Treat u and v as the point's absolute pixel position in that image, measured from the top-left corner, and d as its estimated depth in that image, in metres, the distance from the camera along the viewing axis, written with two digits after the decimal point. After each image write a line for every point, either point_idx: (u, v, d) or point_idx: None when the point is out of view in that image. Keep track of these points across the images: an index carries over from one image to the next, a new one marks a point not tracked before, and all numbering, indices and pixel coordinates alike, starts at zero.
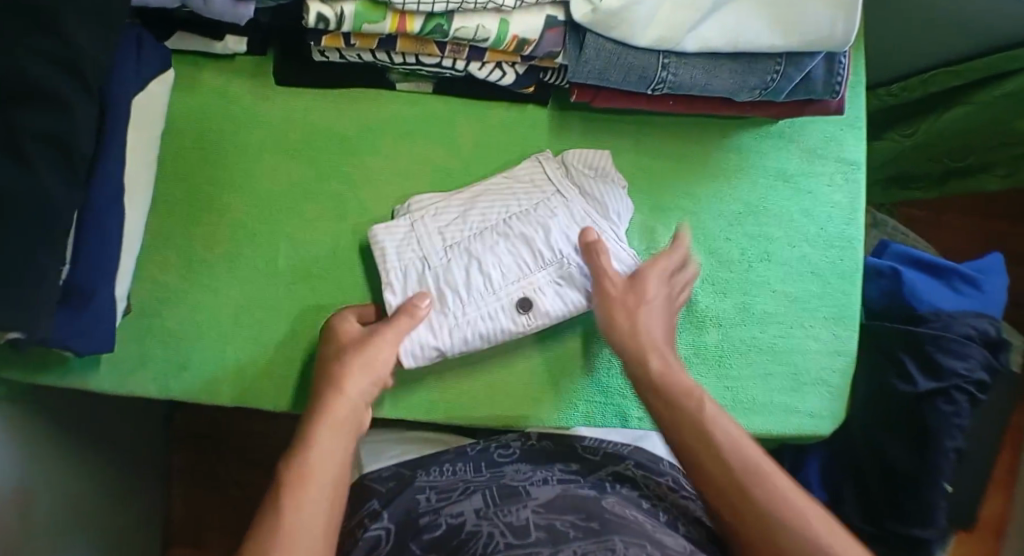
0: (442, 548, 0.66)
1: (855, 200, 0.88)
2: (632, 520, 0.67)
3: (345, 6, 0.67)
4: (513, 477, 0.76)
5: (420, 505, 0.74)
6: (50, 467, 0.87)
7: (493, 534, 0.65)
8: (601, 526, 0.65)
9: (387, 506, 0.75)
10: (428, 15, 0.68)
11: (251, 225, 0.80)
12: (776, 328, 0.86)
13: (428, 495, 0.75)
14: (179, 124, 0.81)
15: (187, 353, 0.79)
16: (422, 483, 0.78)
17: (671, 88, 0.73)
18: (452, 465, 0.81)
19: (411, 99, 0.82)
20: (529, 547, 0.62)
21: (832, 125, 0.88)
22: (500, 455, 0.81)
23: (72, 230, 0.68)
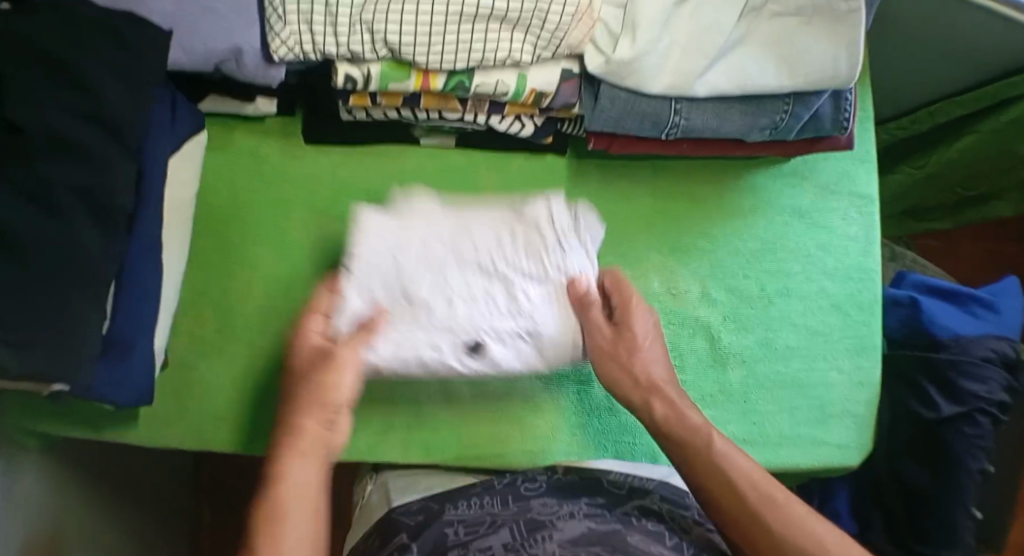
0: None
1: (870, 233, 0.90)
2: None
3: (372, 66, 0.71)
4: (540, 511, 0.76)
5: (447, 539, 0.74)
6: (85, 520, 0.89)
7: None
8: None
9: (416, 540, 0.75)
10: (450, 72, 0.71)
11: (282, 277, 0.83)
12: (800, 362, 0.87)
13: (456, 529, 0.75)
14: (212, 183, 0.84)
15: (221, 403, 0.81)
16: (450, 517, 0.77)
17: (684, 132, 0.76)
18: (479, 498, 0.80)
19: (434, 153, 0.85)
20: None
21: (844, 161, 0.90)
22: (526, 489, 0.80)
23: (113, 287, 0.71)
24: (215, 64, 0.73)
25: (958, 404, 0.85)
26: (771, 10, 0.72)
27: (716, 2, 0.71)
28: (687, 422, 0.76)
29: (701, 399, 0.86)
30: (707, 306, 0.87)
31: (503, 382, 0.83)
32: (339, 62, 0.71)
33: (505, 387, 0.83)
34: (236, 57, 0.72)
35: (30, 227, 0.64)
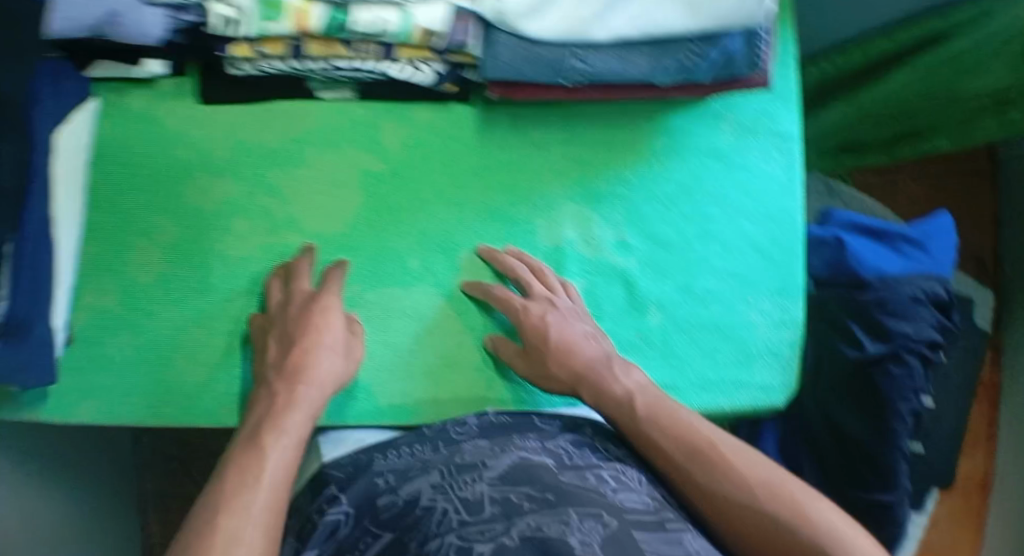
0: (396, 526, 0.65)
1: (793, 173, 0.88)
2: (589, 489, 0.66)
3: (243, 2, 0.67)
4: (471, 451, 0.72)
5: (378, 488, 0.71)
6: (14, 499, 0.89)
7: (446, 511, 0.64)
8: (556, 498, 0.64)
9: (346, 490, 0.71)
10: (328, 5, 0.67)
11: (181, 246, 0.81)
12: (719, 305, 0.86)
13: (387, 477, 0.72)
14: (106, 150, 0.81)
15: (132, 378, 0.81)
16: (379, 467, 0.74)
17: (586, 78, 0.72)
18: (410, 446, 0.76)
19: (335, 107, 0.81)
20: (482, 524, 0.62)
21: (763, 99, 0.87)
22: (457, 433, 0.76)
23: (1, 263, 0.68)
24: (90, 27, 0.69)
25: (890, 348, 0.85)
26: None
27: None
28: (718, 443, 0.69)
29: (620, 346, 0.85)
30: (624, 254, 0.84)
31: (416, 339, 0.82)
32: (211, 2, 0.67)
33: (417, 344, 0.82)
34: (111, 16, 0.68)
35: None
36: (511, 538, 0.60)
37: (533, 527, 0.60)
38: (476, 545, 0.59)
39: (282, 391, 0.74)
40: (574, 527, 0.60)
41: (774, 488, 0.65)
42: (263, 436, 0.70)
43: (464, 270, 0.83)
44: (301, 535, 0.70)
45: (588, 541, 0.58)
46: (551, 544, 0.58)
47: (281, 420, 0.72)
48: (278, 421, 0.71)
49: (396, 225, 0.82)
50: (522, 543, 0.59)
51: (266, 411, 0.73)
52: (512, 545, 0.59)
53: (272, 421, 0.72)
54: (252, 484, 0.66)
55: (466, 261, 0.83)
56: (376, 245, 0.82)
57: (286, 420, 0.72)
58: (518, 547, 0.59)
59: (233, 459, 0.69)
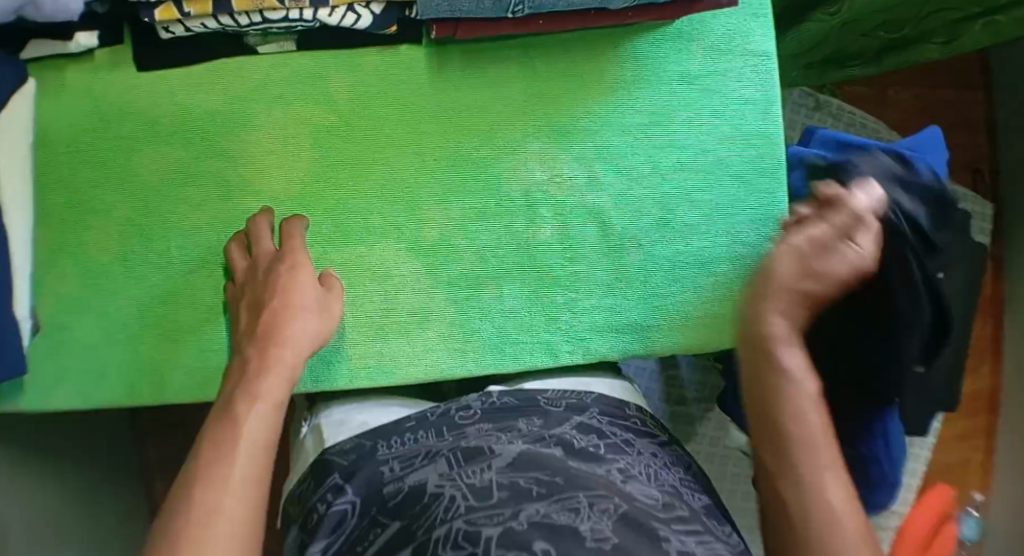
0: (404, 516, 0.63)
1: (768, 93, 0.84)
2: (598, 474, 0.64)
3: None
4: (476, 436, 0.72)
5: (383, 477, 0.70)
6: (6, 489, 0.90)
7: (453, 498, 0.61)
8: (564, 483, 0.62)
9: (351, 481, 0.72)
10: None
11: (136, 222, 0.79)
12: (699, 237, 0.82)
13: (392, 465, 0.71)
14: (48, 129, 0.78)
15: (102, 361, 0.79)
16: (383, 456, 0.73)
17: (532, 7, 0.68)
18: (413, 434, 0.76)
19: (277, 61, 0.78)
20: (490, 508, 0.59)
21: (733, 18, 0.84)
22: (461, 417, 0.76)
23: None
24: (13, 10, 0.66)
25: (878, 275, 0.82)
26: None
27: None
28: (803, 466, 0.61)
29: (599, 288, 0.81)
30: (596, 191, 0.81)
31: (385, 296, 0.79)
32: None
33: (387, 302, 0.79)
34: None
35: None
36: (520, 522, 0.57)
37: (542, 513, 0.58)
38: (484, 529, 0.56)
39: (257, 367, 0.67)
40: (585, 512, 0.58)
41: (827, 517, 0.58)
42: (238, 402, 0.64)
43: (430, 222, 0.79)
44: (307, 525, 0.72)
45: (601, 527, 0.56)
46: (563, 529, 0.56)
47: (257, 383, 0.66)
48: (256, 390, 0.65)
49: (353, 180, 0.79)
50: (532, 527, 0.56)
51: (246, 383, 0.66)
52: (521, 528, 0.56)
53: (248, 388, 0.65)
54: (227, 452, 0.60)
55: (431, 211, 0.79)
56: (334, 203, 0.79)
57: (260, 383, 0.66)
58: (528, 530, 0.56)
59: (213, 432, 0.62)
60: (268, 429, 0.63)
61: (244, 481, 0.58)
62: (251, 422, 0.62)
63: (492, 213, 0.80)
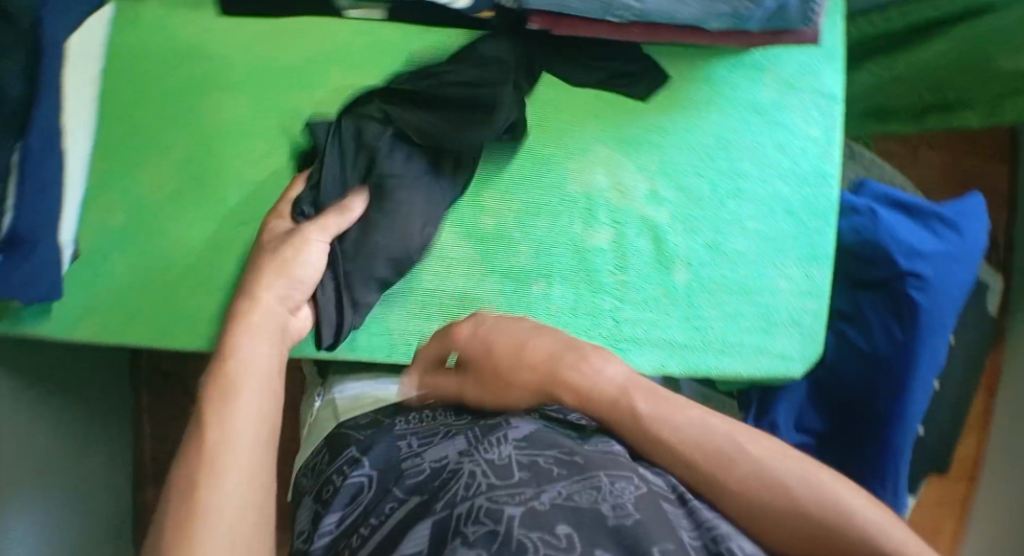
0: (424, 489, 0.59)
1: (831, 133, 0.84)
2: (619, 451, 0.59)
3: None
4: (493, 414, 0.66)
5: (400, 452, 0.66)
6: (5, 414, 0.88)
7: (473, 476, 0.56)
8: (585, 460, 0.56)
9: (368, 453, 0.68)
10: None
11: (193, 164, 0.77)
12: (745, 266, 0.84)
13: (410, 440, 0.67)
14: (117, 57, 0.77)
15: (136, 299, 0.78)
16: (399, 431, 0.70)
17: (638, 15, 0.69)
18: (428, 409, 0.74)
19: (362, 27, 0.77)
20: (512, 488, 0.54)
21: (808, 56, 0.83)
22: None
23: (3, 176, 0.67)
24: None
25: (917, 332, 0.86)
26: None
27: None
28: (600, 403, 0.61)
29: (642, 301, 0.82)
30: (654, 205, 0.81)
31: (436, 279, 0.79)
32: None
33: (436, 284, 0.80)
34: None
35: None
36: (543, 502, 0.52)
37: (565, 494, 0.53)
38: (506, 509, 0.51)
39: (230, 333, 0.66)
40: (607, 491, 0.53)
41: (836, 494, 0.53)
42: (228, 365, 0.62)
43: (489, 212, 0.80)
44: (320, 497, 0.67)
45: (622, 503, 0.52)
46: (587, 513, 0.51)
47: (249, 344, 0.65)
48: (232, 352, 0.64)
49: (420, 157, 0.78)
50: (555, 509, 0.52)
51: (228, 350, 0.64)
52: (543, 509, 0.51)
53: (224, 351, 0.64)
54: (225, 424, 0.57)
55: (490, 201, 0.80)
56: None
57: (236, 342, 0.65)
58: (551, 512, 0.51)
59: (206, 397, 0.60)
60: (259, 389, 0.61)
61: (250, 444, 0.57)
62: (244, 386, 0.61)
63: (549, 211, 0.80)
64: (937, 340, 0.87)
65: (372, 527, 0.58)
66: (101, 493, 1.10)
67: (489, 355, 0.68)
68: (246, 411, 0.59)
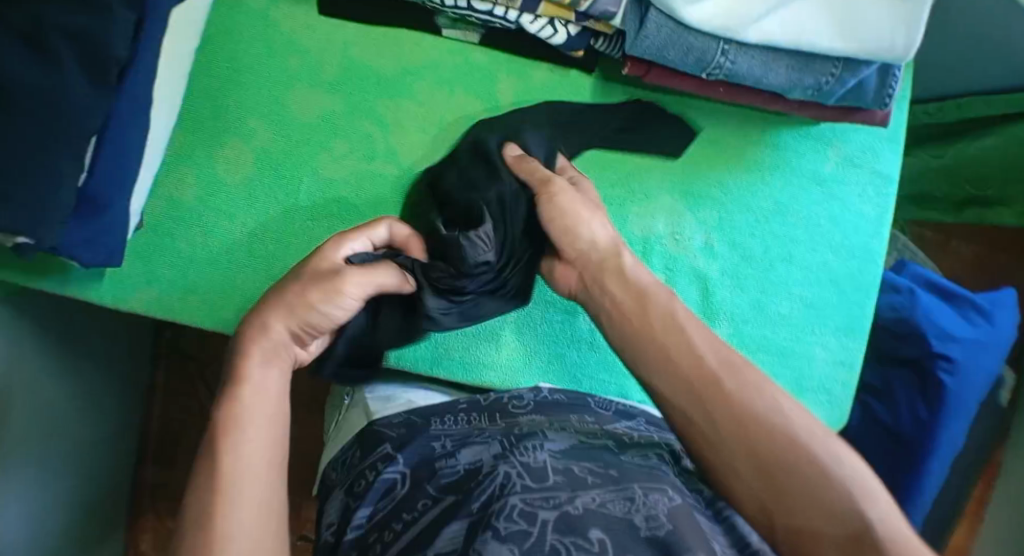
0: (459, 490, 0.60)
1: (883, 215, 0.86)
2: (649, 467, 0.60)
3: None
4: (527, 425, 0.68)
5: (434, 453, 0.67)
6: (31, 371, 0.89)
7: (510, 475, 0.58)
8: (620, 475, 0.59)
9: (403, 449, 0.68)
10: None
11: (272, 154, 0.79)
12: (786, 330, 0.84)
13: (444, 442, 0.68)
14: (215, 40, 0.79)
15: (194, 276, 0.79)
16: (436, 432, 0.70)
17: (727, 76, 0.72)
18: (464, 415, 0.73)
19: (454, 47, 0.80)
20: (548, 491, 0.56)
21: (873, 136, 0.86)
22: (514, 408, 0.73)
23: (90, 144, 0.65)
24: None
25: (941, 414, 0.88)
26: None
27: None
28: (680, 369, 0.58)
29: None
30: (707, 258, 0.83)
31: None
32: None
33: None
34: None
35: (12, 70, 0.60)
36: (578, 507, 0.55)
37: (598, 503, 0.55)
38: (540, 514, 0.54)
39: (234, 360, 0.61)
40: (640, 502, 0.55)
41: (869, 482, 0.51)
42: (235, 394, 0.58)
43: None
44: (352, 490, 0.67)
45: (655, 513, 0.54)
46: (620, 523, 0.54)
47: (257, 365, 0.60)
48: (242, 381, 0.59)
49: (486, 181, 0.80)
50: (588, 514, 0.54)
51: (235, 377, 0.59)
52: (577, 514, 0.54)
53: (230, 377, 0.59)
54: (232, 468, 0.54)
55: None
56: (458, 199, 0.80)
57: (246, 370, 0.60)
58: (584, 518, 0.54)
59: (211, 430, 0.56)
60: (263, 425, 0.58)
61: (258, 483, 0.55)
62: (248, 418, 0.57)
63: None
64: (958, 423, 0.88)
65: (406, 523, 0.60)
66: (103, 461, 1.09)
67: (561, 222, 0.69)
68: (255, 455, 0.56)
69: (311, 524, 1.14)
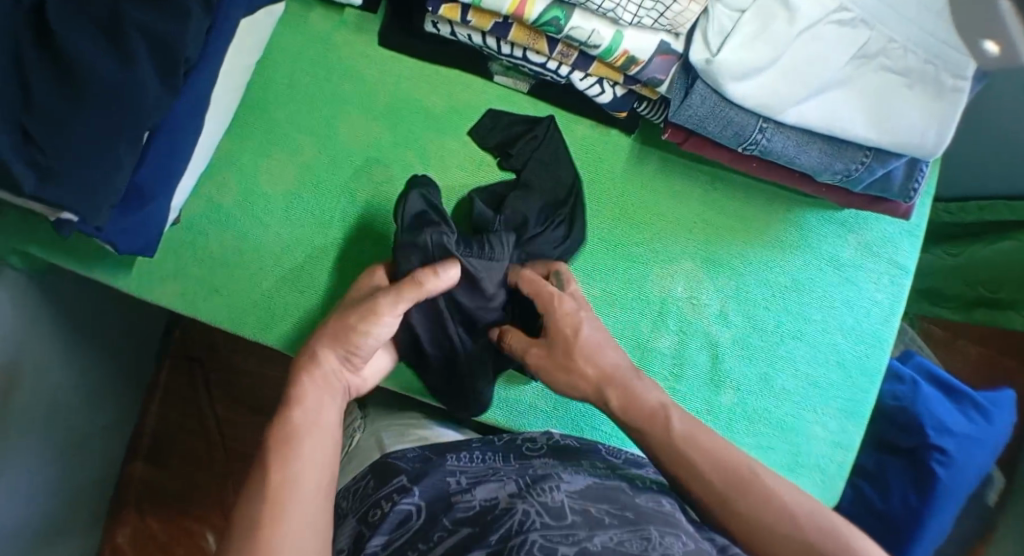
0: (476, 522, 0.62)
1: (896, 305, 0.88)
2: (667, 513, 0.62)
3: None
4: (543, 466, 0.70)
5: (450, 487, 0.69)
6: (42, 349, 0.90)
7: (528, 513, 0.60)
8: (636, 516, 0.60)
9: (418, 483, 0.70)
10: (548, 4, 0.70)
11: (315, 170, 0.82)
12: (789, 405, 0.85)
13: (459, 478, 0.70)
14: (276, 57, 0.83)
15: (220, 277, 0.80)
16: (451, 467, 0.72)
17: (761, 152, 0.75)
18: (481, 452, 0.75)
19: (504, 93, 0.84)
20: (566, 529, 0.57)
21: (894, 228, 0.88)
22: (528, 450, 0.75)
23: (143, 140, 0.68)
24: None
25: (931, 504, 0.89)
26: (880, 63, 0.73)
27: (830, 39, 0.71)
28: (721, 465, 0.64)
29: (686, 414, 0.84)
30: (720, 325, 0.85)
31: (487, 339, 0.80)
32: None
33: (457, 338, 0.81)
34: None
35: (91, 57, 0.62)
36: (595, 545, 0.55)
37: (616, 541, 0.56)
38: (560, 548, 0.55)
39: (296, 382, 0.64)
40: (656, 543, 0.56)
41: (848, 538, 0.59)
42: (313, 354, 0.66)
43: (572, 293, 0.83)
44: (366, 518, 0.69)
45: None
46: None
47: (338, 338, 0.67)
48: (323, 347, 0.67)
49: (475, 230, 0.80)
50: (606, 550, 0.55)
51: (293, 401, 0.63)
52: (596, 549, 0.55)
53: (291, 398, 0.63)
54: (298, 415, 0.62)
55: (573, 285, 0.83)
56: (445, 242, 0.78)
57: (301, 394, 0.63)
58: (603, 553, 0.54)
59: (269, 445, 0.59)
60: (320, 450, 0.60)
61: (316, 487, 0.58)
62: (306, 435, 0.60)
63: (626, 303, 0.83)
64: (944, 517, 0.90)
65: (421, 552, 0.61)
66: (96, 449, 1.09)
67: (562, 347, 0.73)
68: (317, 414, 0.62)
69: None
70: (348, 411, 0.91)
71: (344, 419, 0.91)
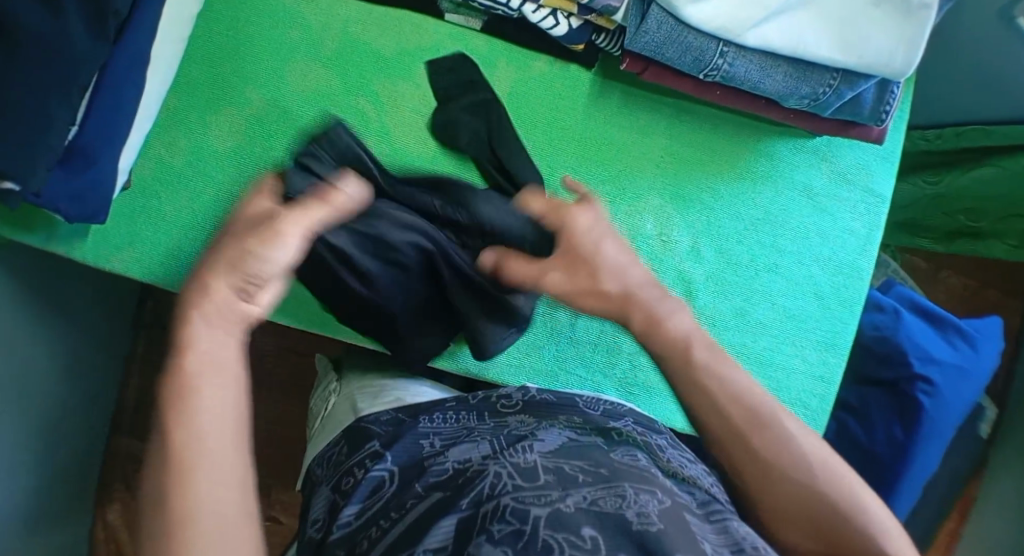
0: (448, 487, 0.58)
1: (872, 233, 0.86)
2: (644, 469, 0.58)
3: None
4: (518, 426, 0.67)
5: (423, 451, 0.66)
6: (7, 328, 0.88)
7: (500, 476, 0.55)
8: (610, 473, 0.56)
9: (390, 449, 0.67)
10: None
11: (266, 123, 0.79)
12: (767, 339, 0.83)
13: (433, 441, 0.68)
14: (217, 7, 0.80)
15: (177, 240, 0.78)
16: (424, 429, 0.70)
17: (723, 78, 0.73)
18: (454, 413, 0.73)
19: (456, 32, 0.81)
20: (539, 491, 0.53)
21: (866, 154, 0.86)
22: (502, 405, 0.73)
23: (87, 88, 0.65)
24: None
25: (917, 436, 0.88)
26: None
27: None
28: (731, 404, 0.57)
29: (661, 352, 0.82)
30: (692, 261, 0.83)
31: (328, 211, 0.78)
32: None
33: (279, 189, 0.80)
34: None
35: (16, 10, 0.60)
36: (569, 506, 0.51)
37: (590, 500, 0.52)
38: (532, 510, 0.50)
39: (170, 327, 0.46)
40: (631, 500, 0.52)
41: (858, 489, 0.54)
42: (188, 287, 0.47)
43: None
44: (339, 489, 0.66)
45: (646, 511, 0.51)
46: (611, 518, 0.50)
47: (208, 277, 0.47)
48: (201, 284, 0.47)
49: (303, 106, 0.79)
50: (580, 512, 0.51)
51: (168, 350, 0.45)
52: (569, 512, 0.50)
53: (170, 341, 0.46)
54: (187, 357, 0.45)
55: None
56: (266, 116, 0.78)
57: (187, 334, 0.45)
58: (576, 516, 0.50)
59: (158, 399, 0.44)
60: (228, 388, 0.45)
61: (216, 458, 0.43)
62: (206, 384, 0.45)
63: None
64: (932, 449, 0.89)
65: (393, 521, 0.58)
66: (76, 427, 1.08)
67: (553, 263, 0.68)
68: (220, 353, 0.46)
69: (280, 506, 1.12)
70: (323, 375, 0.90)
71: (320, 386, 0.89)
